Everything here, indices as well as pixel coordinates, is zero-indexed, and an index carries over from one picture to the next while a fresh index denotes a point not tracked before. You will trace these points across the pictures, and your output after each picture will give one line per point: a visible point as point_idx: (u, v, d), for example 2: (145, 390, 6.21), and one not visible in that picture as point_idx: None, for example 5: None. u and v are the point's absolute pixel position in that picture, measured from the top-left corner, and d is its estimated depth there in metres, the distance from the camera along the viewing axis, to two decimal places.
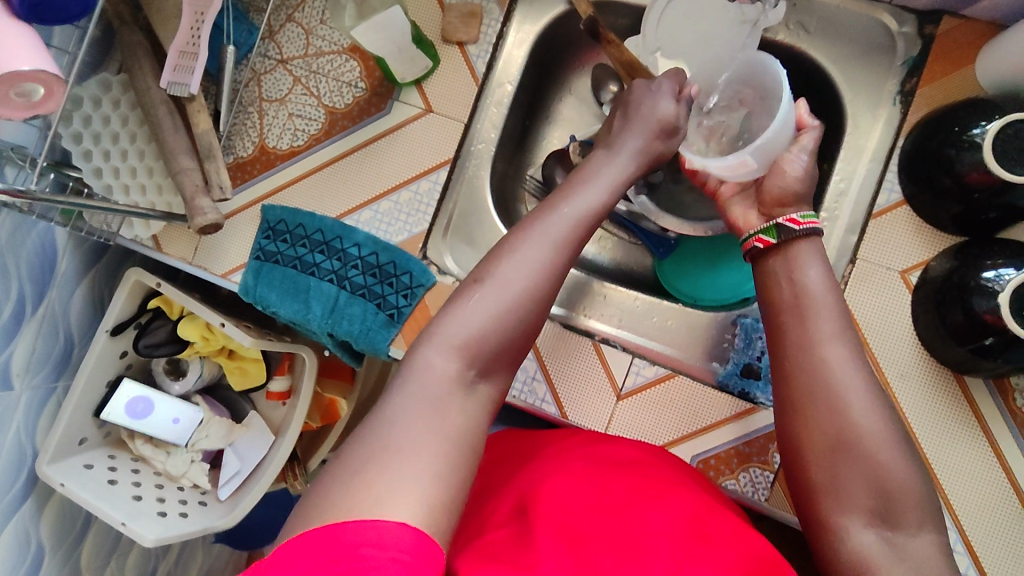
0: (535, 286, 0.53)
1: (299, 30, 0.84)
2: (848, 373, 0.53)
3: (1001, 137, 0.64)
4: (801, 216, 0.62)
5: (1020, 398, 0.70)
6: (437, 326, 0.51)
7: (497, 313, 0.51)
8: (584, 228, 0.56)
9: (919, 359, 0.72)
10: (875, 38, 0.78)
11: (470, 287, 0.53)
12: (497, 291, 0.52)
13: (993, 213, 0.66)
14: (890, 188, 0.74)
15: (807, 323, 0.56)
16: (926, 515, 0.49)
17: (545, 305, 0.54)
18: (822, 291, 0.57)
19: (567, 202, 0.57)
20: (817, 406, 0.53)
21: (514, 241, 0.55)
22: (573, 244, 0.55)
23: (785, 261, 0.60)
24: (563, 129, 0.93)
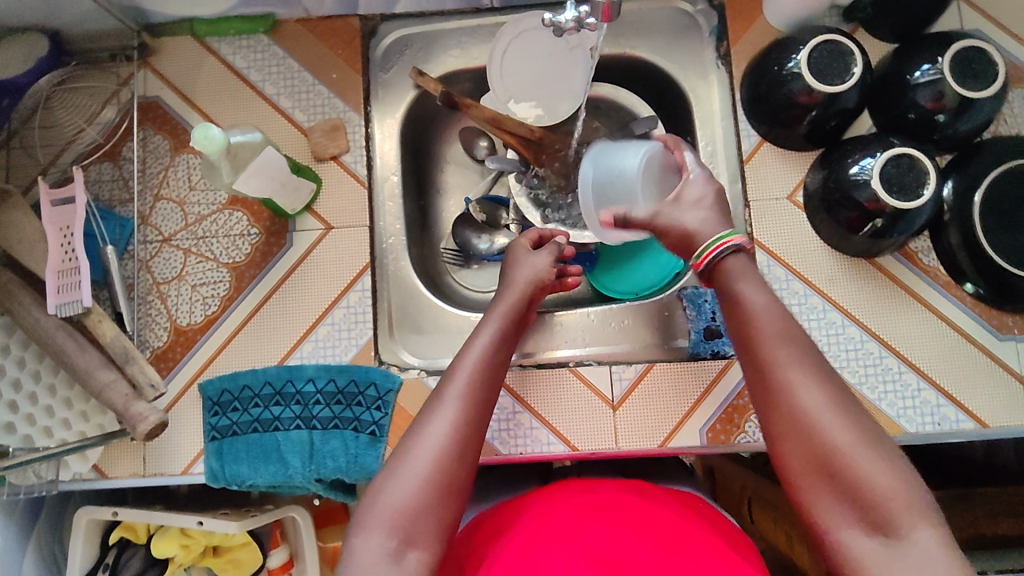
0: (447, 448, 0.56)
1: (172, 205, 0.83)
2: (800, 375, 0.55)
3: (813, 62, 0.75)
4: (720, 237, 0.62)
5: (925, 257, 0.80)
6: (365, 508, 0.55)
7: (417, 479, 0.55)
8: (481, 380, 0.61)
9: (837, 262, 0.80)
10: (679, 21, 0.89)
11: (388, 464, 0.57)
12: (409, 461, 0.56)
13: (834, 122, 0.77)
14: (748, 134, 0.84)
15: (755, 327, 0.57)
16: (915, 512, 0.49)
17: (463, 458, 0.57)
18: (769, 308, 0.58)
19: (460, 360, 0.63)
20: (786, 405, 0.54)
21: (426, 408, 0.60)
22: (475, 396, 0.60)
23: (722, 282, 0.61)
24: (455, 196, 0.96)
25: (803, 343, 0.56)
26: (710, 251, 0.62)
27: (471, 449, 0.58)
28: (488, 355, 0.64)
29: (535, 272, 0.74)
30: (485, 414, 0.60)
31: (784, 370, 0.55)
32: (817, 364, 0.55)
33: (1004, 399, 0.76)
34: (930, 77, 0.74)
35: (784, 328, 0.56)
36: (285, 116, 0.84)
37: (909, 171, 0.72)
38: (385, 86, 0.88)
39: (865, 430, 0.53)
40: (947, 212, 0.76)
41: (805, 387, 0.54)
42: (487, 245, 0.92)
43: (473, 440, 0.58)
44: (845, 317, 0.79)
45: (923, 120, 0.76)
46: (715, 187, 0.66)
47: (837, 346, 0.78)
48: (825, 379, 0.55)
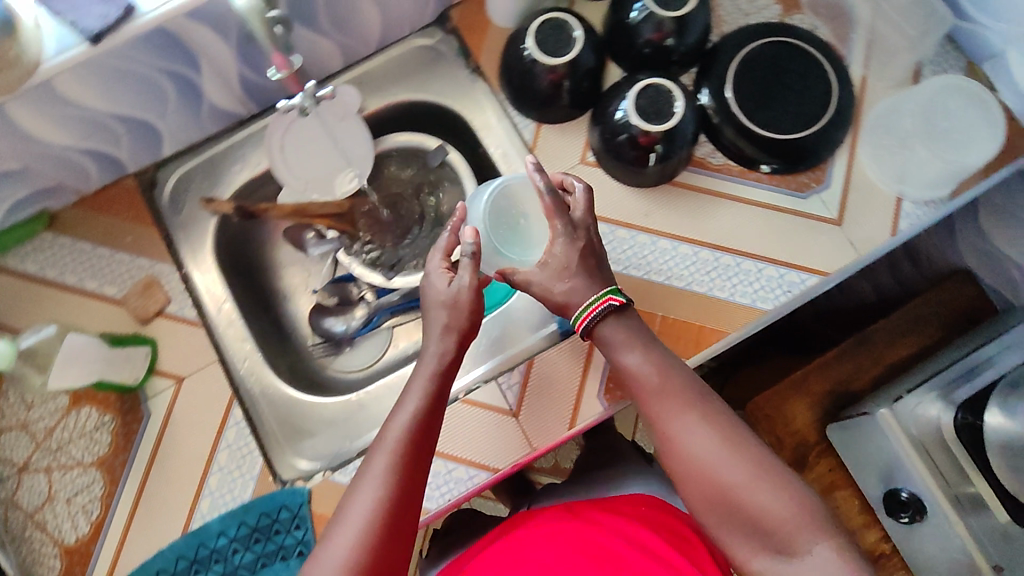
0: (373, 529, 0.57)
1: (15, 431, 0.79)
2: (687, 426, 0.64)
3: (541, 43, 0.81)
4: (596, 300, 0.67)
5: (713, 159, 0.87)
6: None
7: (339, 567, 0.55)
8: (410, 452, 0.61)
9: (648, 197, 0.85)
10: (424, 57, 0.91)
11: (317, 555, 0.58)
12: (330, 547, 0.57)
13: (588, 82, 0.84)
14: (523, 123, 0.89)
15: (642, 387, 0.67)
16: (812, 529, 0.59)
17: (391, 539, 0.58)
18: (650, 370, 0.67)
19: (385, 433, 0.62)
20: (682, 455, 0.63)
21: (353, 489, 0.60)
22: (401, 471, 0.60)
23: (604, 346, 0.69)
24: (303, 294, 0.95)
25: (683, 394, 0.65)
26: (585, 318, 0.68)
27: (400, 527, 0.58)
28: (419, 422, 0.62)
29: (456, 300, 0.67)
30: (415, 491, 0.60)
31: (674, 425, 0.64)
32: (698, 412, 0.64)
33: (833, 245, 0.83)
34: (643, 14, 0.83)
35: (662, 385, 0.66)
36: (96, 296, 0.83)
37: (658, 97, 0.78)
38: (184, 232, 0.87)
39: (755, 461, 0.62)
40: (716, 115, 0.84)
41: (694, 434, 0.63)
42: (343, 326, 0.92)
43: (401, 522, 0.58)
44: (674, 240, 0.83)
45: (659, 51, 0.85)
46: (575, 249, 0.69)
47: (678, 267, 0.82)
48: (711, 424, 0.64)
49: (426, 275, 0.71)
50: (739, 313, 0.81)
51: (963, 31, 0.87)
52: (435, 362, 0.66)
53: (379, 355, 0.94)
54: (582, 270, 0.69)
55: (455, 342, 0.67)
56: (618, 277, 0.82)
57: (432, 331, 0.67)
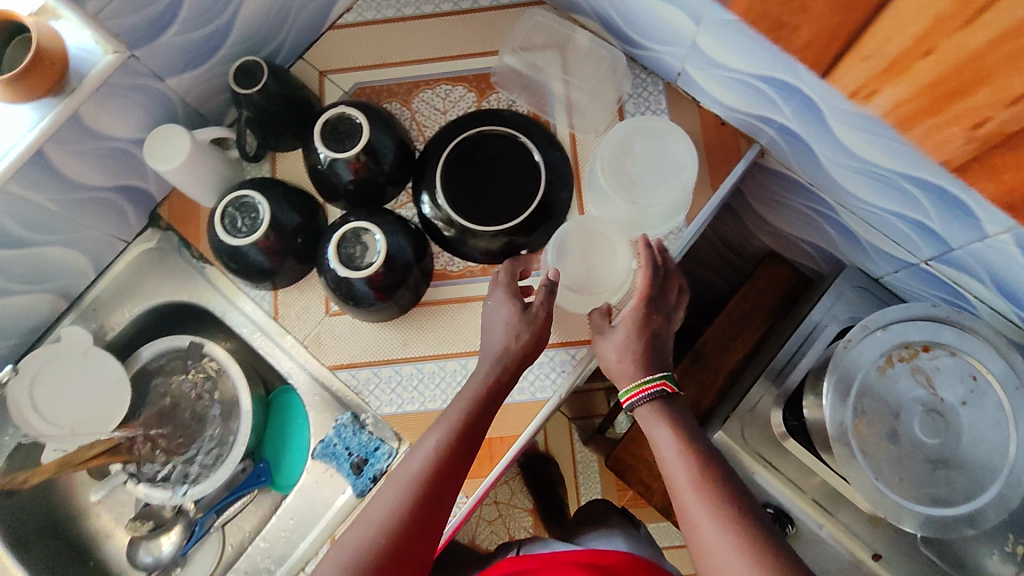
0: (378, 534, 0.64)
1: None
2: (705, 514, 0.63)
3: (229, 225, 0.79)
4: (645, 384, 0.73)
5: (452, 266, 0.85)
6: None
7: (339, 565, 0.63)
8: (404, 514, 0.65)
9: (398, 328, 0.83)
10: (148, 261, 0.90)
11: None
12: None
13: (301, 238, 0.82)
14: (260, 296, 0.86)
15: (673, 477, 0.68)
16: None
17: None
18: (688, 451, 0.68)
19: (393, 484, 0.67)
20: (700, 544, 0.63)
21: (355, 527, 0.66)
22: (421, 485, 0.66)
23: (648, 426, 0.72)
24: (119, 531, 0.91)
25: (719, 483, 0.66)
26: (635, 395, 0.73)
27: (410, 537, 0.64)
28: (417, 490, 0.66)
29: (499, 355, 0.74)
30: (406, 545, 0.64)
31: (700, 508, 0.64)
32: (726, 499, 0.64)
33: (574, 305, 0.82)
34: (329, 159, 0.80)
35: (698, 467, 0.67)
36: None
37: (358, 241, 0.77)
38: None
39: (770, 557, 0.59)
40: (445, 226, 0.82)
41: (710, 526, 0.63)
42: (151, 556, 0.89)
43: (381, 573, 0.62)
44: (439, 360, 0.82)
45: (361, 184, 0.83)
46: (643, 330, 0.75)
47: (449, 388, 0.81)
48: (737, 517, 0.63)
49: (490, 314, 0.77)
50: (523, 413, 0.80)
51: (645, 57, 0.87)
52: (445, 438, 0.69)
53: (211, 568, 0.89)
54: (643, 342, 0.75)
55: (491, 389, 0.73)
56: (394, 418, 0.81)
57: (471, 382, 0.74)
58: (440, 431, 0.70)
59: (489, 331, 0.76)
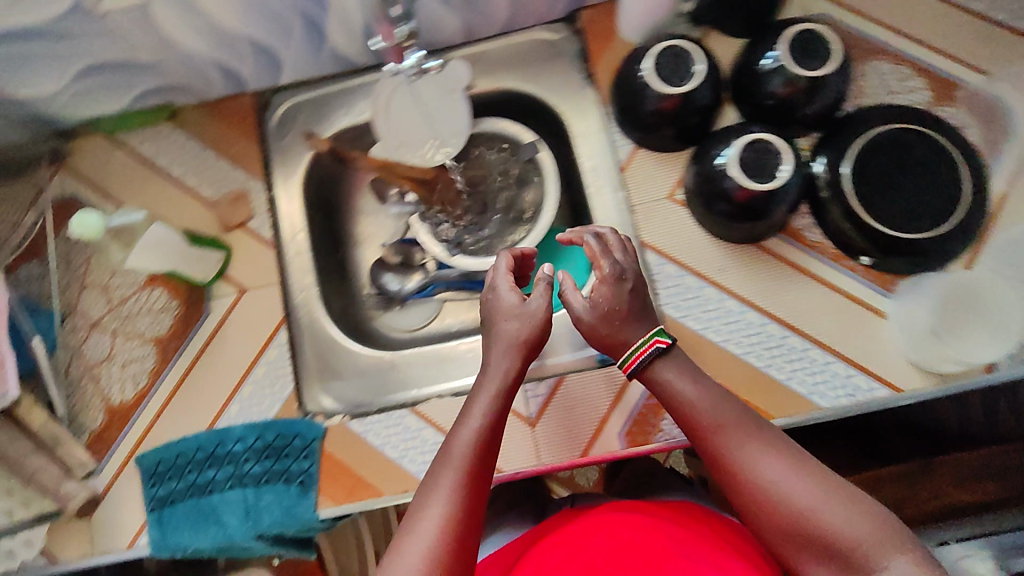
0: (442, 545, 0.56)
1: (97, 292, 0.89)
2: (759, 456, 0.61)
3: (660, 66, 0.79)
4: (641, 343, 0.68)
5: (810, 235, 0.82)
6: None
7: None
8: (476, 461, 0.61)
9: (725, 253, 0.82)
10: (545, 48, 0.91)
11: (395, 548, 0.57)
12: (403, 558, 0.56)
13: (697, 118, 0.81)
14: (622, 143, 0.87)
15: (705, 423, 0.64)
16: (890, 547, 0.54)
17: (467, 536, 0.57)
18: (710, 400, 0.65)
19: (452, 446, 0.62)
20: (746, 489, 0.60)
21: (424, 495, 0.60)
22: (471, 483, 0.60)
23: (655, 378, 0.68)
24: (372, 244, 1.00)
25: (754, 435, 0.62)
26: (632, 359, 0.68)
27: (469, 545, 0.57)
28: (480, 437, 0.62)
29: (531, 324, 0.69)
30: (482, 494, 0.60)
31: (747, 458, 0.61)
32: (773, 444, 0.62)
33: (905, 345, 0.79)
34: (778, 63, 0.79)
35: (723, 420, 0.63)
36: (192, 193, 0.91)
37: (765, 154, 0.75)
38: (280, 150, 0.93)
39: (829, 483, 0.58)
40: (825, 188, 0.80)
41: (762, 458, 0.60)
42: (398, 285, 0.97)
43: (469, 533, 0.58)
44: (742, 304, 0.81)
45: (782, 106, 0.81)
46: (624, 291, 0.69)
47: (739, 334, 0.80)
48: (782, 452, 0.61)
49: (494, 292, 0.72)
50: (790, 400, 0.79)
51: None
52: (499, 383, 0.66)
53: (424, 322, 0.97)
54: (624, 305, 0.69)
55: (543, 330, 0.70)
56: (673, 324, 0.81)
57: (504, 325, 0.70)
58: (469, 420, 0.64)
59: (501, 297, 0.72)
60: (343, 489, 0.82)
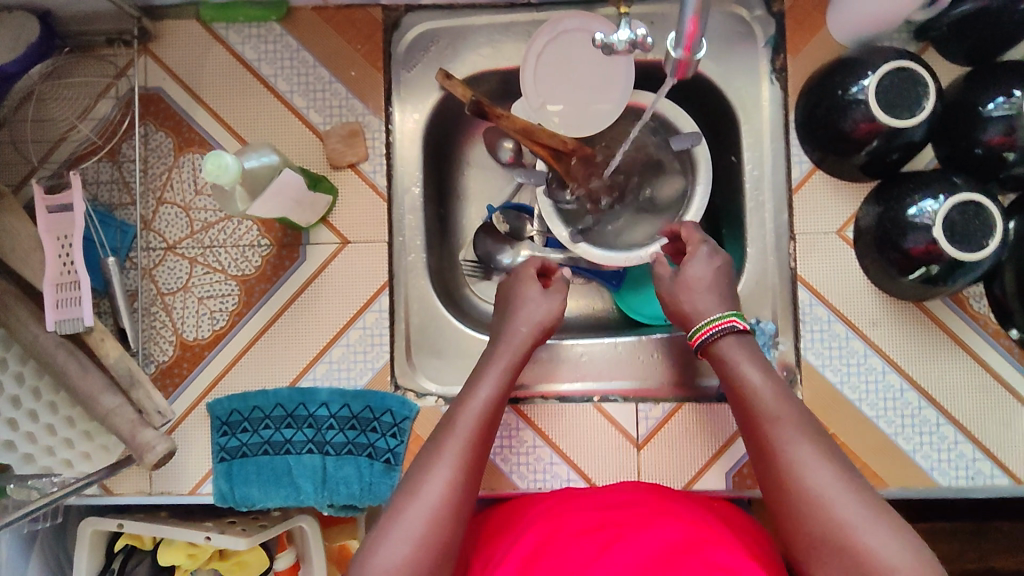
0: (439, 513, 0.57)
1: (177, 210, 0.78)
2: (808, 454, 0.57)
3: (881, 88, 0.68)
4: (721, 317, 0.68)
5: (975, 303, 0.76)
6: (375, 532, 0.57)
7: (406, 553, 0.55)
8: (484, 428, 0.65)
9: (882, 304, 0.76)
10: (733, 27, 0.79)
11: (407, 482, 0.60)
12: (412, 494, 0.59)
13: (897, 155, 0.72)
14: (799, 160, 0.77)
15: (761, 408, 0.62)
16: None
17: (469, 494, 0.60)
18: (770, 390, 0.63)
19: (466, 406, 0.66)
20: (791, 481, 0.57)
21: (437, 442, 0.63)
22: (471, 456, 0.62)
23: (717, 360, 0.67)
24: (477, 203, 0.92)
25: (813, 437, 0.59)
26: (704, 331, 0.69)
27: (466, 505, 0.60)
28: (492, 407, 0.66)
29: (547, 311, 0.74)
30: (482, 462, 0.63)
31: (795, 450, 0.58)
32: (827, 445, 0.59)
33: None
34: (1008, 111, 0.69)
35: (782, 408, 0.61)
36: (299, 116, 0.78)
37: (973, 220, 0.67)
38: (406, 82, 0.80)
39: (873, 503, 0.54)
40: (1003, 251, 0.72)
41: (815, 464, 0.57)
42: (509, 259, 0.88)
43: (469, 495, 0.61)
44: (886, 364, 0.76)
45: (990, 157, 0.72)
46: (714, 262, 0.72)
47: (875, 394, 0.76)
48: (834, 462, 0.57)
49: (521, 280, 0.77)
50: (909, 472, 0.75)
51: None
52: (512, 360, 0.71)
53: None
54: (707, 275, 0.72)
55: (555, 317, 0.75)
56: (809, 370, 0.76)
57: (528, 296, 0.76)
58: (486, 386, 0.68)
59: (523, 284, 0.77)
60: None
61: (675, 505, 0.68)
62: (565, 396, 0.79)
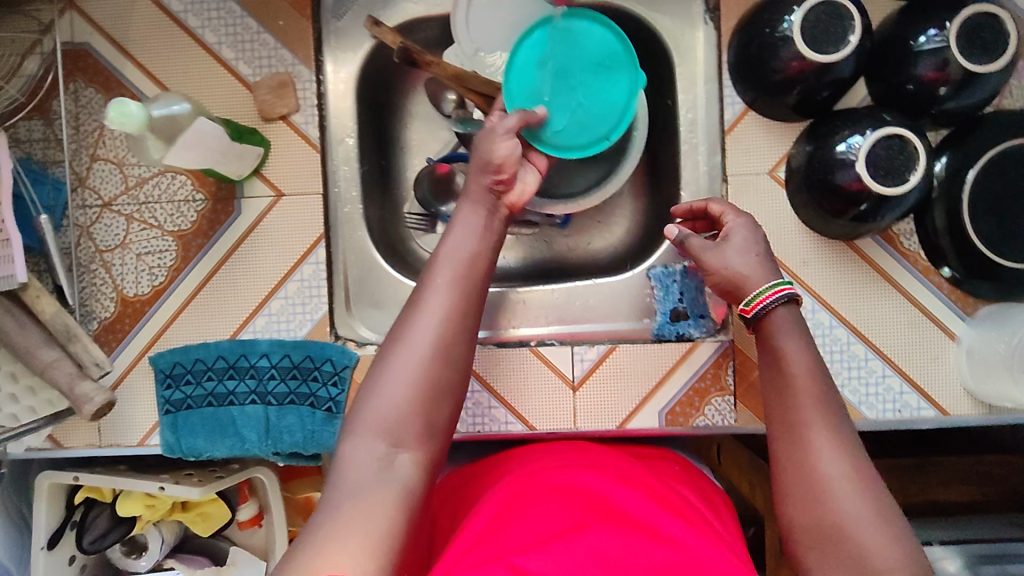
0: (430, 362, 0.55)
1: (110, 166, 0.78)
2: (825, 436, 0.53)
3: (807, 24, 0.67)
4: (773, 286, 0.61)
5: (905, 241, 0.77)
6: (363, 392, 0.54)
7: (403, 390, 0.53)
8: (463, 278, 0.59)
9: (813, 243, 0.77)
10: None
11: (391, 345, 0.56)
12: (395, 359, 0.55)
13: (827, 93, 0.71)
14: (732, 101, 0.77)
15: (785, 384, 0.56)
16: None
17: (451, 363, 0.56)
18: (806, 370, 0.56)
19: (441, 256, 0.60)
20: (795, 457, 0.53)
21: (417, 299, 0.58)
22: (458, 293, 0.58)
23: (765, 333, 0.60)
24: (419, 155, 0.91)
25: (834, 419, 0.54)
26: (759, 302, 0.60)
27: (453, 356, 0.56)
28: (468, 259, 0.60)
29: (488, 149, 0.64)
30: (471, 313, 0.58)
31: (811, 430, 0.53)
32: (846, 436, 0.53)
33: (965, 372, 0.76)
34: (937, 42, 0.68)
35: (814, 389, 0.55)
36: (228, 68, 0.77)
37: (898, 153, 0.67)
38: (337, 32, 0.80)
39: (880, 502, 0.50)
40: (935, 188, 0.73)
41: (832, 455, 0.52)
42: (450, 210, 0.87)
43: (457, 345, 0.57)
44: (816, 302, 0.77)
45: (922, 93, 0.71)
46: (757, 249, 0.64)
47: None
48: (852, 451, 0.52)
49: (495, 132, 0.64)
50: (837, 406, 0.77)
51: None
52: (489, 209, 0.63)
53: None
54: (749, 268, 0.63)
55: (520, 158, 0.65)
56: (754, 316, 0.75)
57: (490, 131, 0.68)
58: (459, 237, 0.61)
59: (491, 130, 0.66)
60: None
61: (641, 469, 0.70)
62: (503, 342, 0.81)
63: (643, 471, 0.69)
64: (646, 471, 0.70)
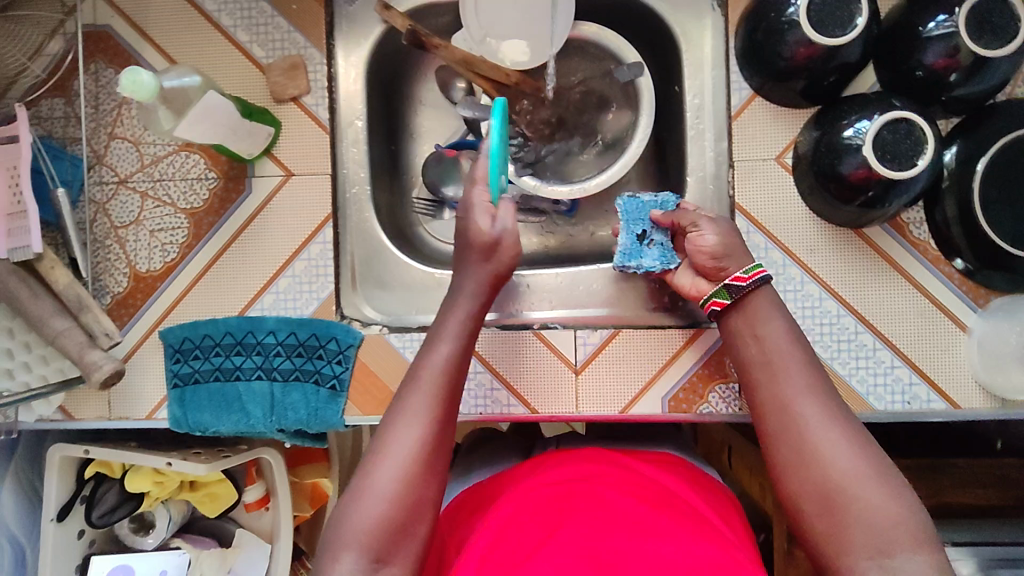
0: (410, 471, 0.56)
1: (127, 145, 0.80)
2: (812, 407, 0.57)
3: (813, 8, 0.67)
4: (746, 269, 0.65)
5: (915, 230, 0.76)
6: (343, 507, 0.56)
7: (383, 505, 0.55)
8: (445, 391, 0.61)
9: (820, 231, 0.76)
10: None
11: (371, 461, 0.58)
12: (375, 476, 0.56)
13: (833, 78, 0.71)
14: (739, 86, 0.77)
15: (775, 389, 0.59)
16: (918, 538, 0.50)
17: (431, 474, 0.57)
18: (784, 357, 0.60)
19: (424, 365, 0.62)
20: (785, 443, 0.56)
21: (399, 406, 0.60)
22: (438, 408, 0.60)
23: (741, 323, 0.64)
24: (429, 142, 0.92)
25: (822, 396, 0.58)
26: (753, 274, 0.64)
27: (435, 467, 0.58)
28: (449, 371, 0.62)
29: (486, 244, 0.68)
30: (450, 426, 0.60)
31: (794, 407, 0.57)
32: (827, 398, 0.57)
33: (977, 364, 0.74)
34: (947, 27, 0.67)
35: (801, 377, 0.58)
36: (242, 50, 0.79)
37: (905, 137, 0.67)
38: (349, 17, 0.81)
39: (874, 461, 0.54)
40: (946, 177, 0.72)
41: (822, 424, 0.56)
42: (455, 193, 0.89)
43: (438, 459, 0.58)
44: (823, 290, 0.76)
45: (930, 79, 0.70)
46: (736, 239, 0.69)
47: (812, 320, 0.76)
48: (836, 418, 0.56)
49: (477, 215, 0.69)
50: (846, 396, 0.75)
51: None
52: (474, 315, 0.66)
53: None
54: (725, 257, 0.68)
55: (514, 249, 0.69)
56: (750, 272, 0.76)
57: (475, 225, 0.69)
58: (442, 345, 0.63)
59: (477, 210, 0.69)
60: (372, 400, 0.79)
61: (634, 472, 0.70)
62: (507, 325, 0.81)
63: (638, 476, 0.69)
64: (644, 476, 0.69)
